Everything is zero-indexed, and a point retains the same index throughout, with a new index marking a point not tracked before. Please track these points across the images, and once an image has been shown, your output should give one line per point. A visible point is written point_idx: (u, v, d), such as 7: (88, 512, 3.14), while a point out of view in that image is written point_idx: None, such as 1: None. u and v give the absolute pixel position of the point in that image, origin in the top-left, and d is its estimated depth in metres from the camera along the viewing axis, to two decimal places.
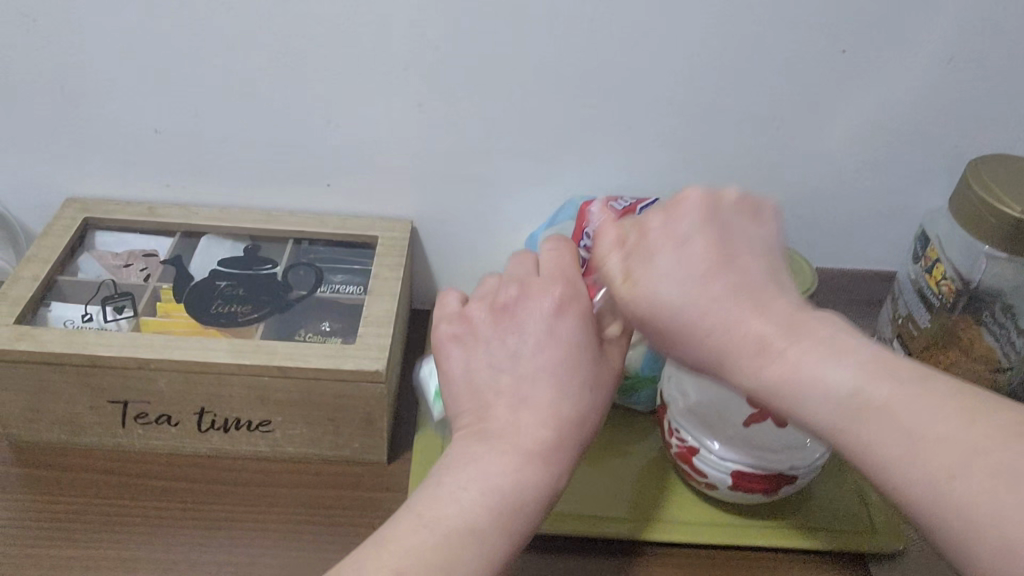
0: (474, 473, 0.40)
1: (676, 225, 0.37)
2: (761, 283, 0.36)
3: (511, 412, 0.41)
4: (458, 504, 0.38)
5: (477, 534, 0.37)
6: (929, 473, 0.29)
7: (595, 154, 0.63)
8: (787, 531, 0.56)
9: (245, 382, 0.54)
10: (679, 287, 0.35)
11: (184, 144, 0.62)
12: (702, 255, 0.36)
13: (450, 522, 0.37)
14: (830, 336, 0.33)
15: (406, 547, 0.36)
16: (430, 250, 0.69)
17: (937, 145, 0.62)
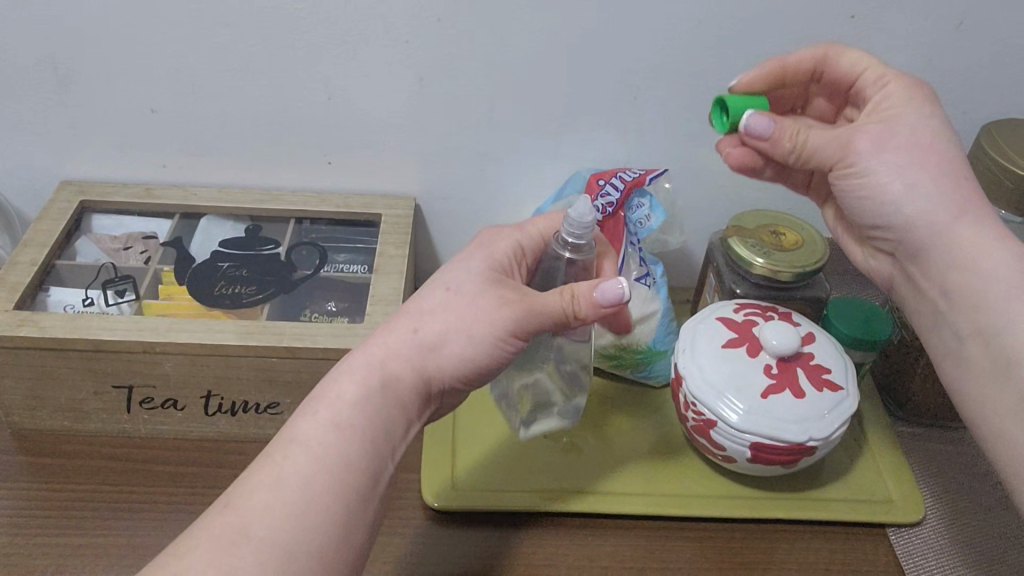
0: (339, 400, 0.39)
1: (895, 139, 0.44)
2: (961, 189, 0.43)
3: (398, 326, 0.43)
4: (317, 433, 0.38)
5: (320, 450, 0.37)
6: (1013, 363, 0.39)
7: (602, 124, 0.61)
8: (804, 501, 0.56)
9: (253, 364, 0.53)
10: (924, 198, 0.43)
11: (181, 123, 0.61)
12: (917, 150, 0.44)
13: (300, 439, 0.38)
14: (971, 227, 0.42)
15: (258, 476, 0.36)
16: (433, 226, 0.68)
17: (951, 110, 0.61)
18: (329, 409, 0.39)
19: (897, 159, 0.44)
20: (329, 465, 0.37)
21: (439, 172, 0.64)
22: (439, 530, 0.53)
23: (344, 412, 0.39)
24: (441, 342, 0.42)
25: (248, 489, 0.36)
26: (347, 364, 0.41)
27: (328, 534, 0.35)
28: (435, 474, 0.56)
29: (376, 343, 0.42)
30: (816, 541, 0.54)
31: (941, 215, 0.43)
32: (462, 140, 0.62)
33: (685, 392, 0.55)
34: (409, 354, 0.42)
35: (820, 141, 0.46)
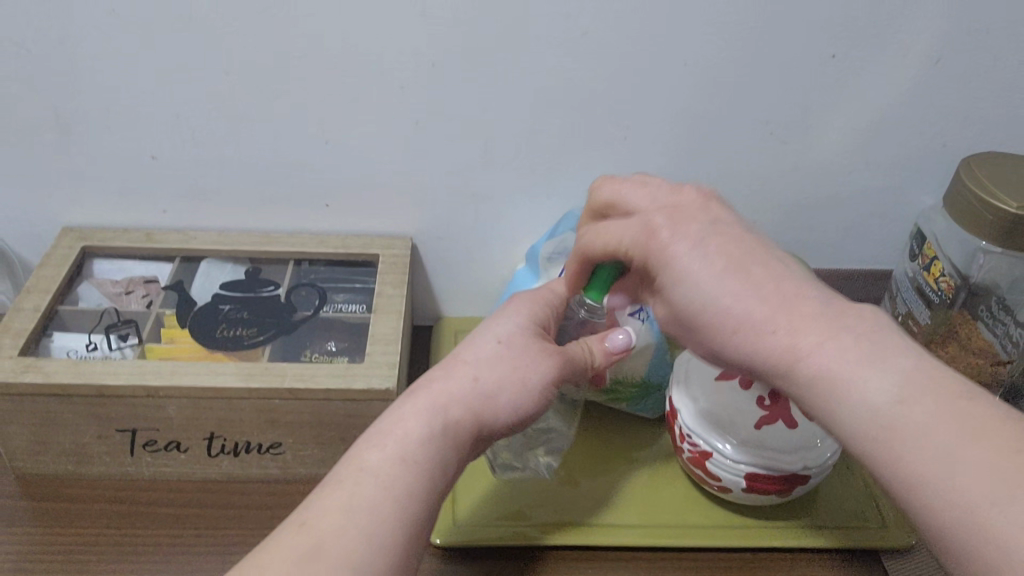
0: (406, 438, 0.40)
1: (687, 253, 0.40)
2: (781, 303, 0.37)
3: (458, 371, 0.44)
4: (386, 466, 0.38)
5: (394, 484, 0.38)
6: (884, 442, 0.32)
7: (593, 164, 0.63)
8: (799, 529, 0.57)
9: (255, 406, 0.54)
10: (740, 312, 0.37)
11: (181, 168, 0.62)
12: (721, 263, 0.39)
13: (370, 472, 0.38)
14: (830, 334, 0.35)
15: (328, 504, 0.37)
16: (429, 265, 0.69)
17: (929, 143, 0.63)
18: (393, 446, 0.39)
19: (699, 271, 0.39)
20: (398, 498, 0.37)
21: (434, 213, 0.65)
22: (441, 566, 0.54)
23: (411, 450, 0.40)
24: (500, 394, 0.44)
25: (323, 510, 0.36)
26: (408, 405, 0.42)
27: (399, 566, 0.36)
28: (437, 512, 0.57)
29: (429, 389, 0.43)
30: (812, 569, 0.55)
31: (759, 332, 0.37)
32: (455, 181, 0.63)
33: (679, 425, 0.56)
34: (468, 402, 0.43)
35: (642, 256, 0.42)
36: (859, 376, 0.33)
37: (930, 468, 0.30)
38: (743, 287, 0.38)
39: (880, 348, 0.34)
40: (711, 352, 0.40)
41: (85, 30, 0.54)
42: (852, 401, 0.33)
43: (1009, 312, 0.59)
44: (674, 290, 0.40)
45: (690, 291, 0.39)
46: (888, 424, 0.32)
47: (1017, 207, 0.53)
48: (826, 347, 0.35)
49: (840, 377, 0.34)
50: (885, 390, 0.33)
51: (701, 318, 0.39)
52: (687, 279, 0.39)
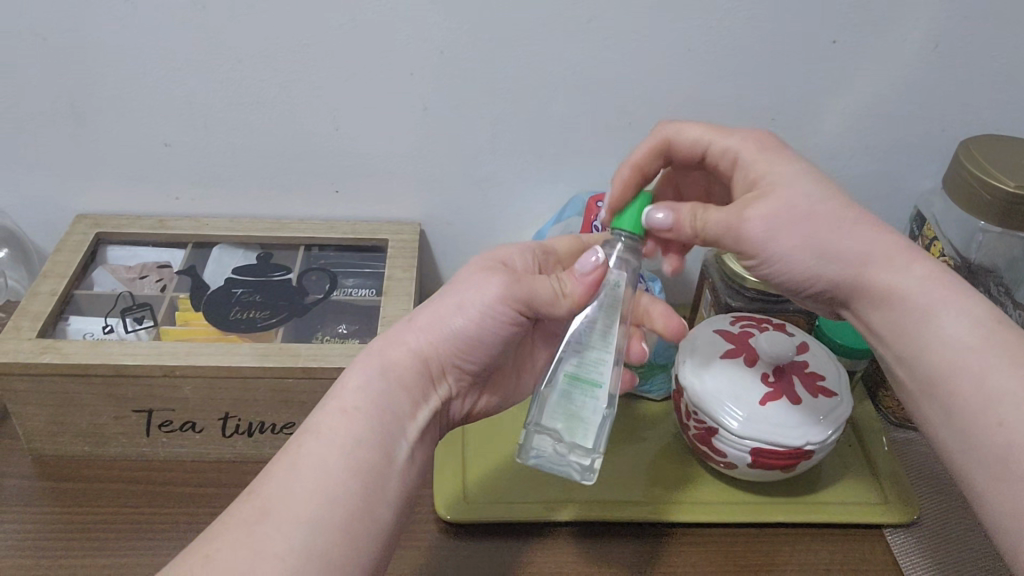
0: (352, 386, 0.40)
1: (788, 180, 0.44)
2: (873, 228, 0.43)
3: (414, 321, 0.45)
4: (331, 420, 0.38)
5: (337, 431, 0.38)
6: (953, 366, 0.39)
7: (599, 149, 0.64)
8: (803, 505, 0.58)
9: (270, 385, 0.55)
10: (835, 227, 0.43)
11: (195, 155, 0.63)
12: (822, 186, 0.44)
13: (317, 428, 0.38)
14: (919, 267, 0.41)
15: (280, 460, 0.37)
16: (436, 250, 0.70)
17: (928, 128, 0.64)
18: (332, 430, 0.38)
19: (808, 189, 0.44)
20: (337, 482, 0.36)
21: (442, 199, 0.66)
22: (452, 542, 0.55)
23: (353, 424, 0.39)
24: (451, 346, 0.44)
25: (273, 472, 0.36)
26: (345, 387, 0.41)
27: (354, 551, 0.35)
28: (447, 489, 0.58)
29: (379, 356, 0.43)
30: (816, 543, 0.56)
31: (858, 243, 0.42)
32: (464, 167, 0.64)
33: (686, 401, 0.57)
34: (416, 360, 0.43)
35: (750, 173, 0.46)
36: (946, 311, 0.40)
37: (1006, 396, 0.37)
38: (843, 210, 0.43)
39: (955, 289, 0.41)
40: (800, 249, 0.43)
41: (100, 17, 0.55)
42: (936, 323, 0.40)
43: (1007, 294, 0.59)
44: (784, 193, 0.44)
45: (789, 198, 0.43)
46: (967, 348, 0.39)
47: (1015, 187, 0.54)
48: (921, 264, 0.41)
49: (930, 298, 0.41)
50: (967, 324, 0.39)
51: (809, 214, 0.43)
52: (796, 185, 0.44)
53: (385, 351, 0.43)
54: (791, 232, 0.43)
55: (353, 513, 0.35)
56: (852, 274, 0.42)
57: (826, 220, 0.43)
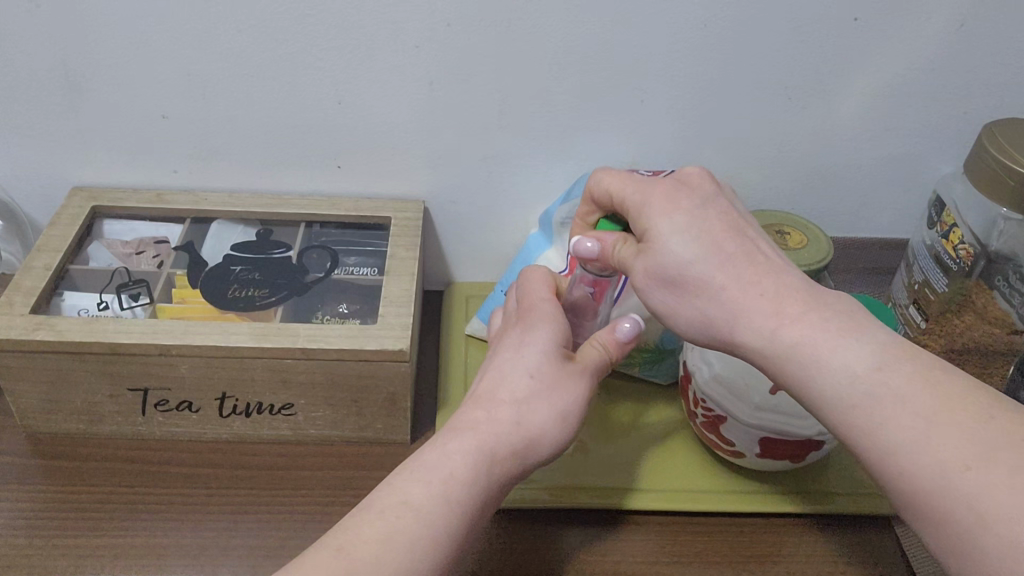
0: (452, 473, 0.40)
1: (665, 219, 0.42)
2: (759, 267, 0.40)
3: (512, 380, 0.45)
4: (428, 500, 0.39)
5: (430, 508, 0.39)
6: (843, 392, 0.36)
7: (609, 127, 0.62)
8: (812, 496, 0.57)
9: (269, 365, 0.54)
10: (698, 249, 0.41)
11: (193, 127, 0.61)
12: (716, 221, 0.42)
13: (405, 498, 0.39)
14: (808, 311, 0.38)
15: (362, 529, 0.37)
16: (441, 230, 0.68)
17: (949, 109, 0.62)
18: (427, 470, 0.40)
19: (686, 220, 0.41)
20: (436, 495, 0.39)
21: (447, 177, 0.65)
22: None
23: (459, 488, 0.40)
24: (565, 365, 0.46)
25: (359, 535, 0.37)
26: (455, 441, 0.42)
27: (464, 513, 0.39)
28: None
29: (492, 401, 0.44)
30: (825, 534, 0.55)
31: (733, 282, 0.40)
32: (470, 143, 0.63)
33: (695, 389, 0.55)
34: (527, 377, 0.45)
35: (635, 202, 0.43)
36: (836, 348, 0.37)
37: (903, 432, 0.34)
38: (722, 248, 0.41)
39: (852, 323, 0.37)
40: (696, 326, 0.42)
41: None
42: (831, 368, 0.37)
43: None
44: (660, 250, 0.42)
45: (669, 217, 0.42)
46: (861, 389, 0.36)
47: None
48: (809, 318, 0.38)
49: (816, 347, 0.37)
50: (860, 358, 0.36)
51: (682, 276, 0.41)
52: (685, 220, 0.42)
53: (493, 393, 0.44)
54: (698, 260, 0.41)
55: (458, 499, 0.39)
56: (747, 331, 0.40)
57: (684, 257, 0.41)
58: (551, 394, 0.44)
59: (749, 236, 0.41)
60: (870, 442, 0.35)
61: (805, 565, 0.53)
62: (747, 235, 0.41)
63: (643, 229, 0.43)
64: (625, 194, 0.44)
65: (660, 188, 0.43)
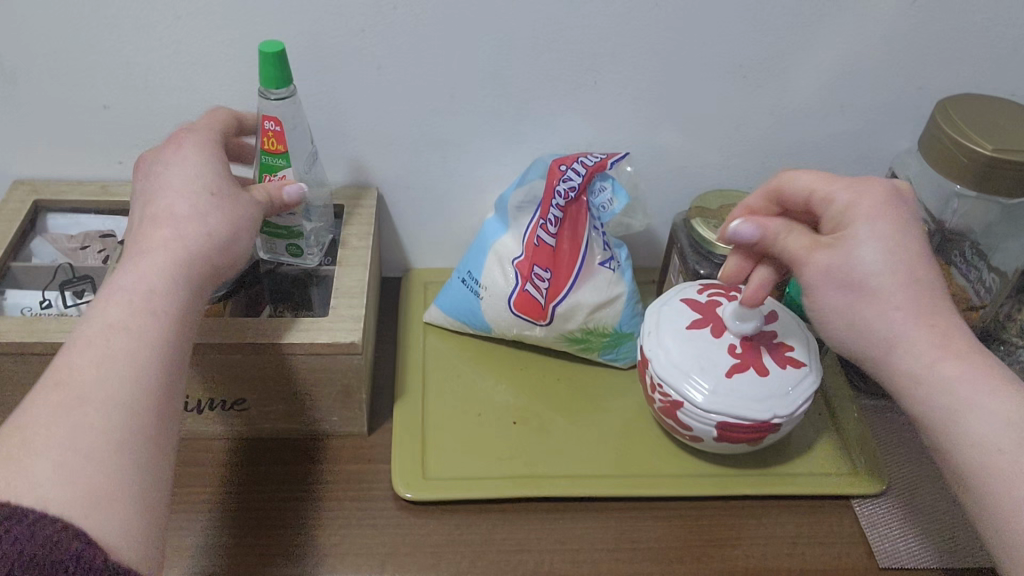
0: (110, 326, 0.40)
1: (868, 223, 0.44)
2: (931, 306, 0.42)
3: (155, 238, 0.43)
4: (95, 377, 0.38)
5: (99, 394, 0.37)
6: (987, 442, 0.39)
7: (563, 110, 0.61)
8: (771, 478, 0.57)
9: (217, 360, 0.53)
10: (892, 262, 0.43)
11: (136, 117, 0.60)
12: (912, 242, 0.43)
13: (81, 374, 0.38)
14: (976, 363, 0.41)
15: (59, 422, 0.36)
16: (396, 218, 0.67)
17: (903, 86, 0.61)
18: (87, 345, 0.39)
19: (884, 230, 0.43)
20: (117, 353, 0.39)
21: (400, 163, 0.63)
22: (411, 520, 0.53)
23: (137, 357, 0.39)
24: (218, 179, 0.47)
25: (44, 430, 0.35)
26: (109, 293, 0.41)
27: (168, 392, 0.40)
28: (406, 464, 0.56)
29: (171, 218, 0.44)
30: (784, 515, 0.55)
31: (908, 306, 0.42)
32: (422, 127, 0.61)
33: (650, 374, 0.55)
34: (178, 228, 0.44)
35: (836, 198, 0.46)
36: (985, 397, 0.40)
37: None
38: (908, 272, 0.43)
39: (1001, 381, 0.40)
40: (841, 300, 0.44)
41: None
42: (979, 415, 0.39)
43: (982, 257, 0.59)
44: (856, 246, 0.43)
45: (869, 226, 0.43)
46: (1009, 440, 0.38)
47: (994, 150, 0.52)
48: (964, 362, 0.41)
49: (970, 391, 0.40)
50: (1015, 411, 0.39)
51: (870, 282, 0.43)
52: (881, 240, 0.43)
53: (163, 153, 0.48)
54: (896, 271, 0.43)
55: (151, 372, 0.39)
56: (902, 352, 0.42)
57: (874, 265, 0.43)
58: (203, 136, 0.49)
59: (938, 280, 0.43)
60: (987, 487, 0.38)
61: (766, 548, 0.53)
62: (932, 273, 0.43)
63: (842, 222, 0.45)
64: (836, 183, 0.46)
65: (879, 188, 0.45)
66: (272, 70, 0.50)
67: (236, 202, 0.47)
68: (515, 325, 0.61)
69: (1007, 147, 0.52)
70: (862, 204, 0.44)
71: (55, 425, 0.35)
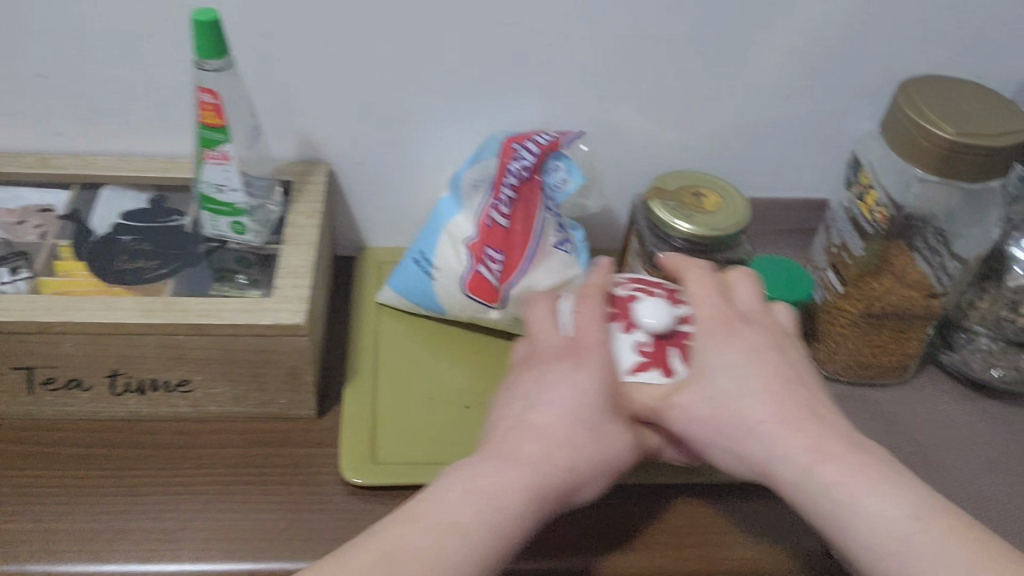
0: (515, 474, 0.43)
1: (713, 356, 0.46)
2: (803, 414, 0.43)
3: (521, 406, 0.46)
4: (475, 513, 0.41)
5: (474, 522, 0.41)
6: (872, 539, 0.39)
7: (519, 85, 0.60)
8: (725, 467, 0.56)
9: (160, 340, 0.50)
10: (749, 389, 0.44)
11: (75, 87, 0.58)
12: (771, 370, 0.45)
13: (453, 513, 0.41)
14: (856, 469, 0.40)
15: None
16: (349, 196, 0.65)
17: (865, 66, 0.60)
18: (461, 485, 0.42)
19: (736, 362, 0.45)
20: (510, 485, 0.42)
21: (353, 139, 0.62)
22: (361, 505, 0.51)
23: (518, 470, 0.43)
24: (559, 337, 0.49)
25: (400, 543, 0.39)
26: (565, 390, 0.46)
27: (536, 496, 0.43)
28: (354, 444, 0.54)
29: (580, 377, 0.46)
30: (737, 505, 0.54)
31: (777, 423, 0.43)
32: (375, 102, 0.60)
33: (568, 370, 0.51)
34: (557, 405, 0.45)
35: (702, 322, 0.48)
36: (864, 500, 0.39)
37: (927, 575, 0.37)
38: (776, 394, 0.44)
39: (881, 475, 0.40)
40: (710, 429, 0.44)
41: None
42: (863, 517, 0.39)
43: (946, 245, 0.58)
44: (710, 376, 0.45)
45: (720, 360, 0.46)
46: (895, 535, 0.38)
47: (955, 133, 0.51)
48: (834, 462, 0.41)
49: (850, 492, 0.40)
50: (898, 507, 0.39)
51: (735, 406, 0.44)
52: (728, 371, 0.45)
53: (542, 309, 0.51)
54: (756, 394, 0.44)
55: (558, 482, 0.43)
56: (781, 476, 0.42)
57: (734, 392, 0.44)
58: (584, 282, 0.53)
59: (815, 399, 0.44)
60: (877, 564, 0.38)
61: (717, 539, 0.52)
62: (804, 391, 0.44)
63: (697, 358, 0.47)
64: (699, 314, 0.48)
65: (731, 320, 0.48)
66: (208, 37, 0.48)
67: (617, 420, 0.47)
68: (468, 307, 0.60)
69: (969, 131, 0.51)
70: (709, 341, 0.47)
71: (402, 545, 0.39)
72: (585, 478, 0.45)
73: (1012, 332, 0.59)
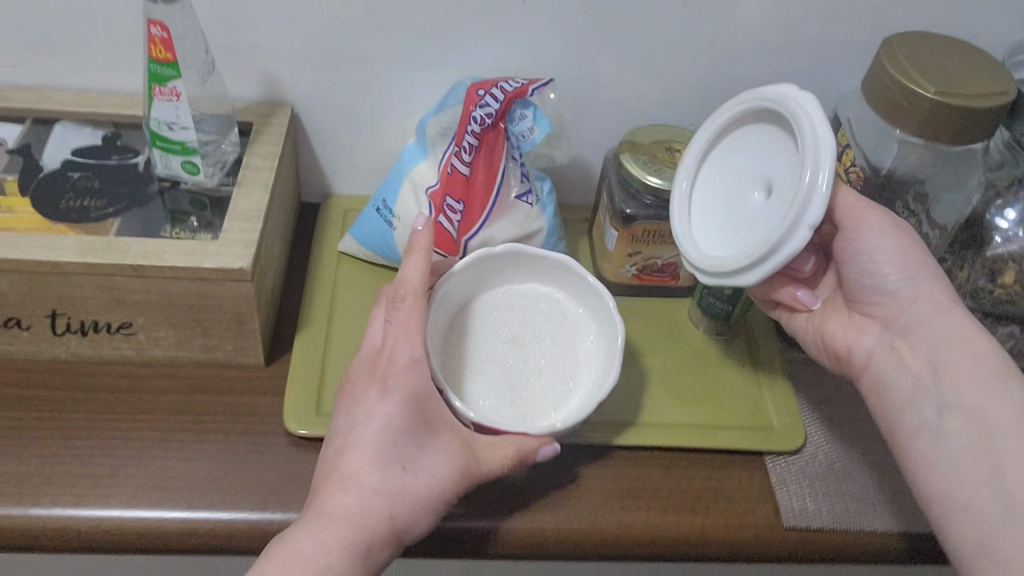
0: (337, 522, 0.41)
1: (866, 232, 0.48)
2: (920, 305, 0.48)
3: (345, 439, 0.44)
4: (305, 570, 0.39)
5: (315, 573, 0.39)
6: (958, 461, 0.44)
7: (488, 31, 0.57)
8: (687, 428, 0.55)
9: (97, 281, 0.49)
10: (895, 262, 0.48)
11: (27, 17, 0.56)
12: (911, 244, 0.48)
13: (288, 573, 0.39)
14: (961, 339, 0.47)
15: None
16: (314, 141, 0.63)
17: (852, 22, 0.57)
18: (289, 538, 0.40)
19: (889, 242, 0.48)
20: (329, 550, 0.40)
21: (316, 82, 0.59)
22: (302, 456, 0.51)
23: (343, 517, 0.41)
24: (371, 357, 0.46)
25: None
26: (376, 422, 0.43)
27: (370, 535, 0.41)
28: (301, 398, 0.53)
29: (366, 414, 0.44)
30: (694, 469, 0.53)
31: (934, 300, 0.48)
32: (339, 44, 0.57)
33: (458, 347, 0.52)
34: (374, 437, 0.43)
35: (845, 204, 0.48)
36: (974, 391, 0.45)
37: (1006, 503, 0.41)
38: (902, 255, 0.48)
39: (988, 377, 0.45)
40: (917, 319, 0.49)
41: None
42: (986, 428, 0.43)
43: (926, 209, 0.55)
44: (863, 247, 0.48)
45: (871, 237, 0.48)
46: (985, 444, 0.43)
47: (935, 93, 0.48)
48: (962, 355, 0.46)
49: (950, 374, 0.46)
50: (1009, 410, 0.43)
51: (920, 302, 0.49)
52: (876, 240, 0.48)
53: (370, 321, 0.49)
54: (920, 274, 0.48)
55: (383, 520, 0.42)
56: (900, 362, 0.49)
57: (913, 277, 0.48)
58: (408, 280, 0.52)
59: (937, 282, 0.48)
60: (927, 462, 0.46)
61: (668, 504, 0.51)
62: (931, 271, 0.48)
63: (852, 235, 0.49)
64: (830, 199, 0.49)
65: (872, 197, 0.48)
66: None
67: (433, 447, 0.44)
68: None
69: (949, 91, 0.48)
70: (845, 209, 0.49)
71: None
72: (415, 509, 0.43)
73: (989, 305, 0.56)
